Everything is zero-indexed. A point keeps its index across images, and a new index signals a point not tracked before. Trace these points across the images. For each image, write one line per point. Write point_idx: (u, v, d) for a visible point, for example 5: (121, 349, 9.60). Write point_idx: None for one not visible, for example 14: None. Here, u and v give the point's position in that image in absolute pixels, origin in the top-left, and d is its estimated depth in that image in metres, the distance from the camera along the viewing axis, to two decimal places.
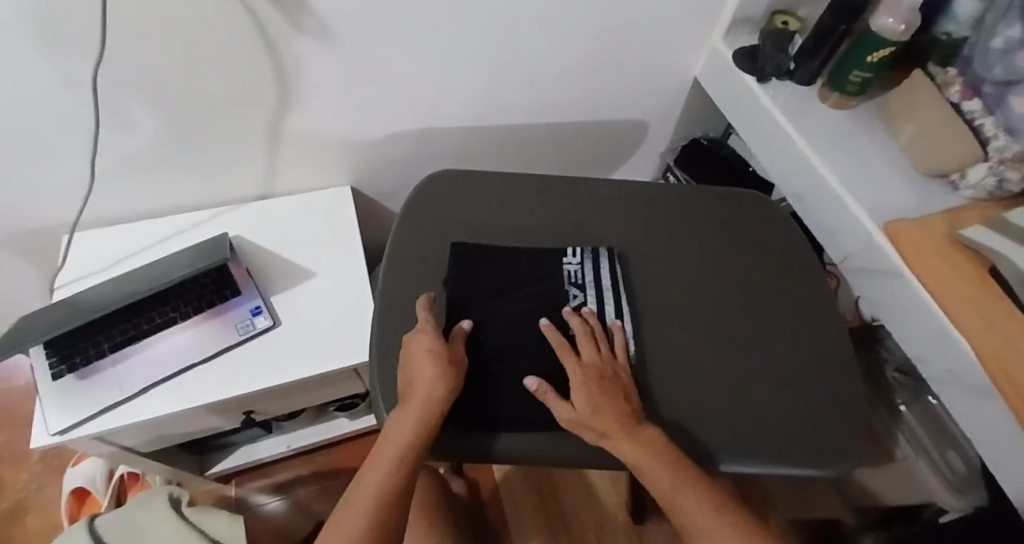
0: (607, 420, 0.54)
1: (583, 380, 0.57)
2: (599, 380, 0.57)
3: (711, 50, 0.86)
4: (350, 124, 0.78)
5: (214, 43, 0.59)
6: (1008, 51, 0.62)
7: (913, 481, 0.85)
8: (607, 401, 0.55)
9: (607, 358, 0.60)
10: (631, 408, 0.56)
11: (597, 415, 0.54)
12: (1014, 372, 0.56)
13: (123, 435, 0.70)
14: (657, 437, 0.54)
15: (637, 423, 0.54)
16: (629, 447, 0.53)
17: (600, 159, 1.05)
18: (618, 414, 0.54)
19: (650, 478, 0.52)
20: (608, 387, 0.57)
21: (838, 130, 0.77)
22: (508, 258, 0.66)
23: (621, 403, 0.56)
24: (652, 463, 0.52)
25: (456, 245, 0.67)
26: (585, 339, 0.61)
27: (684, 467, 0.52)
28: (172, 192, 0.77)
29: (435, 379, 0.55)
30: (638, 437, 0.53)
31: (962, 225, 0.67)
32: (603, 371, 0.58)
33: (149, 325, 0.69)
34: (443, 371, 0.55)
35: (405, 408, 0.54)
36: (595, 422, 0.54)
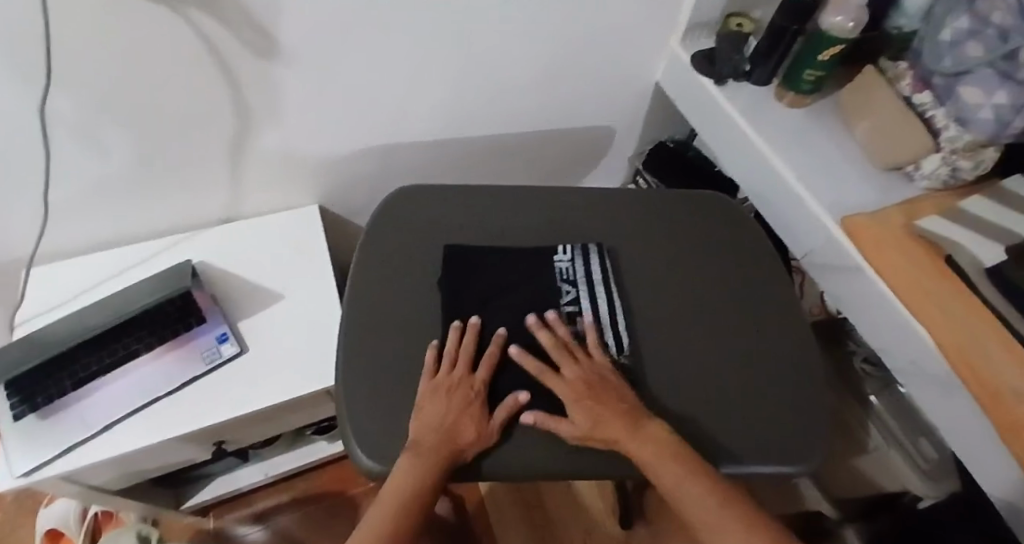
0: (609, 427, 0.55)
1: (575, 396, 0.57)
2: (591, 389, 0.57)
3: (670, 53, 0.87)
4: (313, 143, 0.77)
5: (167, 70, 0.58)
6: (958, 41, 0.63)
7: (888, 472, 0.87)
8: (605, 410, 0.56)
9: (587, 365, 0.60)
10: (630, 408, 0.56)
11: (600, 426, 0.55)
12: (977, 356, 0.58)
13: (93, 474, 0.68)
14: (661, 432, 0.54)
15: (637, 423, 0.55)
16: (634, 448, 0.53)
17: (569, 166, 1.06)
18: (618, 419, 0.55)
19: (657, 475, 0.52)
20: (602, 395, 0.57)
21: (796, 129, 0.78)
22: (493, 261, 0.67)
23: (618, 404, 0.56)
24: (657, 460, 0.52)
25: (448, 248, 0.68)
26: (552, 348, 0.60)
27: (690, 459, 0.53)
28: (133, 220, 0.76)
29: (456, 429, 0.55)
30: (641, 436, 0.54)
31: (918, 216, 0.68)
32: (592, 382, 0.58)
33: (112, 359, 0.67)
34: (464, 420, 0.56)
35: (426, 447, 0.54)
36: (597, 432, 0.55)
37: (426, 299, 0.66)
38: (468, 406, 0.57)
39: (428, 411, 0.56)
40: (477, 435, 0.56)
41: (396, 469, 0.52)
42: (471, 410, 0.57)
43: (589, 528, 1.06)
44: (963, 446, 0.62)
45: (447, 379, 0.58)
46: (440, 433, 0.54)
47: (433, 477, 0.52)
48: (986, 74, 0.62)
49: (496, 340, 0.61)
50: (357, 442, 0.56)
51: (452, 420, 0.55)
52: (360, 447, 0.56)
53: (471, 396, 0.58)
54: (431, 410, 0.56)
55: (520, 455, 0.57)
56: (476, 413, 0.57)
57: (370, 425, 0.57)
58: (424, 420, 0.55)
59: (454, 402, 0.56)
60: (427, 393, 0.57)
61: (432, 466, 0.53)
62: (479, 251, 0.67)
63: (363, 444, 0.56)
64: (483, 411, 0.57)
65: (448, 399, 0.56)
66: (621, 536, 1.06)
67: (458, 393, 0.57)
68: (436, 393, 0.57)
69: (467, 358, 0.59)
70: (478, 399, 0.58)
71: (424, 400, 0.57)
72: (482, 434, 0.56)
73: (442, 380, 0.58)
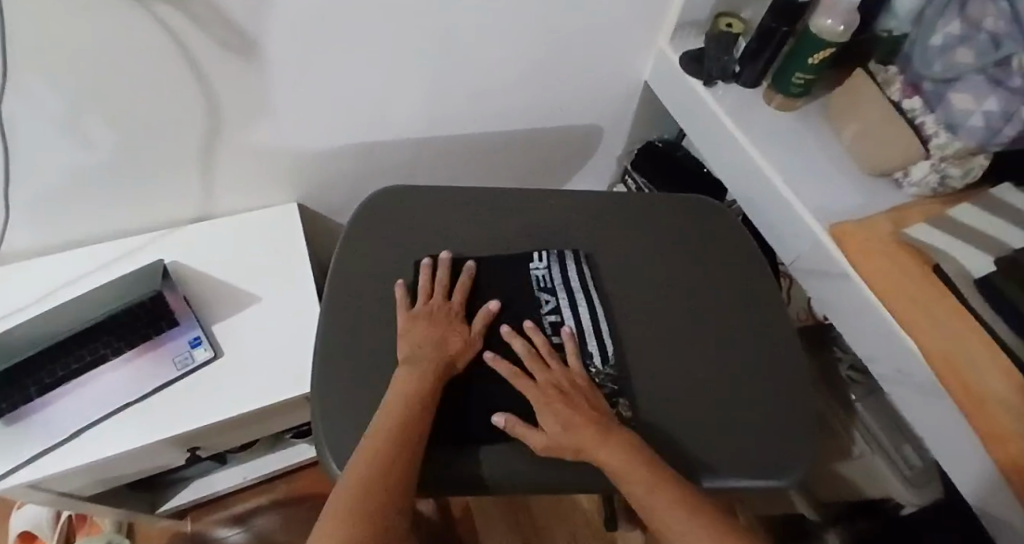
0: (580, 432, 0.53)
1: (544, 400, 0.55)
2: (562, 395, 0.56)
3: (658, 52, 0.85)
4: (290, 140, 0.75)
5: (134, 63, 0.56)
6: (948, 46, 0.63)
7: (873, 477, 0.85)
8: (575, 415, 0.54)
9: (560, 372, 0.58)
10: (603, 416, 0.54)
11: (570, 432, 0.53)
12: (963, 369, 0.57)
13: (64, 481, 0.66)
14: (629, 438, 0.52)
15: (608, 428, 0.53)
16: (603, 454, 0.51)
17: (555, 166, 1.04)
18: (589, 424, 0.53)
19: (622, 483, 0.50)
20: (575, 401, 0.55)
21: (784, 132, 0.77)
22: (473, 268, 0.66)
23: (590, 411, 0.54)
24: (625, 469, 0.50)
25: (419, 259, 0.66)
26: (529, 363, 0.58)
27: (658, 468, 0.51)
28: (104, 220, 0.74)
29: (443, 343, 0.59)
30: (610, 442, 0.52)
31: (905, 225, 0.67)
32: (565, 389, 0.57)
33: (79, 364, 0.65)
34: (445, 333, 0.60)
35: (418, 361, 0.56)
36: (568, 438, 0.53)
37: (402, 306, 0.64)
38: (449, 325, 0.61)
39: (413, 334, 0.59)
40: (464, 345, 0.59)
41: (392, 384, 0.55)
42: (454, 328, 0.60)
43: (575, 531, 1.06)
44: (946, 458, 0.62)
45: (426, 308, 0.61)
46: (429, 350, 0.57)
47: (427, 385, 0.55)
48: (978, 79, 0.62)
49: (445, 265, 0.65)
50: (331, 454, 0.55)
51: (438, 336, 0.59)
52: (332, 459, 0.54)
53: (450, 317, 0.61)
54: (416, 332, 0.59)
55: (496, 465, 0.56)
56: (459, 330, 0.61)
57: (343, 435, 0.55)
58: (410, 341, 0.58)
59: (433, 322, 0.60)
60: (408, 321, 0.60)
61: (427, 375, 0.55)
62: (456, 260, 0.66)
63: (335, 455, 0.55)
64: (466, 327, 0.61)
65: (430, 323, 0.60)
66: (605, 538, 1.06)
67: (438, 317, 0.61)
68: (417, 320, 0.60)
69: (442, 289, 0.63)
70: (458, 317, 0.62)
71: (406, 327, 0.60)
72: (469, 344, 0.60)
73: (421, 309, 0.61)
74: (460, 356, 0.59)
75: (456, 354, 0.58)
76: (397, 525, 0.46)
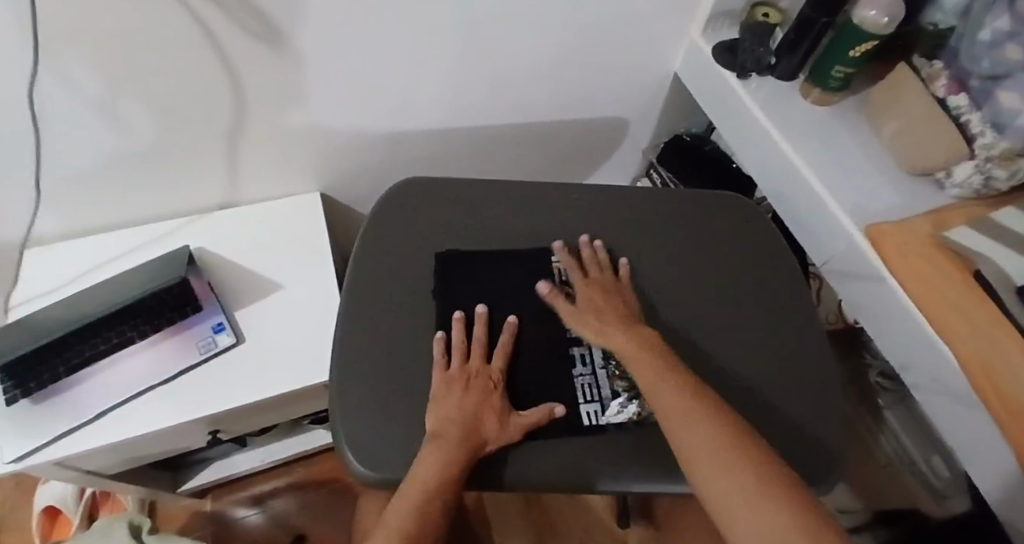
0: (604, 316, 0.59)
1: (587, 288, 0.62)
2: (605, 291, 0.62)
3: (690, 43, 0.83)
4: (314, 128, 0.75)
5: (162, 50, 0.55)
6: (996, 43, 0.60)
7: (898, 487, 0.84)
8: (608, 306, 0.60)
9: (612, 280, 0.64)
10: (634, 318, 0.60)
11: (598, 313, 0.60)
12: (1003, 382, 0.55)
13: (90, 460, 0.68)
14: (653, 336, 0.57)
15: (636, 324, 0.58)
16: (618, 337, 0.57)
17: (580, 159, 1.03)
18: (619, 317, 0.59)
19: (633, 367, 0.54)
20: (613, 298, 0.61)
21: (820, 127, 0.74)
22: (495, 262, 0.65)
23: (625, 311, 0.60)
24: (637, 352, 0.55)
25: (439, 253, 0.65)
26: (569, 267, 0.65)
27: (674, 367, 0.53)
28: (131, 204, 0.75)
29: (478, 415, 0.55)
30: (635, 332, 0.57)
31: (946, 226, 0.64)
32: (608, 287, 0.63)
33: (106, 345, 0.66)
34: (482, 409, 0.55)
35: (446, 440, 0.52)
36: (592, 319, 0.59)
37: (421, 298, 0.63)
38: (487, 396, 0.56)
39: (446, 403, 0.55)
40: (500, 426, 0.55)
41: (417, 465, 0.51)
42: (490, 401, 0.56)
43: (589, 526, 1.05)
44: (979, 471, 0.60)
45: (462, 372, 0.57)
46: (463, 423, 0.54)
47: (458, 460, 0.52)
48: None
49: (484, 322, 0.60)
50: (348, 442, 0.55)
51: (472, 411, 0.55)
52: (349, 448, 0.54)
53: (491, 389, 0.57)
54: (451, 402, 0.55)
55: (517, 462, 0.56)
56: (496, 404, 0.56)
57: (360, 424, 0.55)
58: (442, 413, 0.54)
59: (471, 392, 0.56)
60: (441, 387, 0.56)
61: (454, 456, 0.51)
62: (477, 252, 0.66)
63: (352, 443, 0.55)
64: (504, 401, 0.56)
65: (465, 389, 0.56)
66: (618, 535, 1.05)
67: (476, 385, 0.56)
68: (451, 387, 0.56)
69: (480, 350, 0.59)
70: (497, 389, 0.57)
71: (439, 394, 0.56)
72: (505, 424, 0.55)
73: (457, 372, 0.57)
74: (493, 440, 0.54)
75: (487, 435, 0.54)
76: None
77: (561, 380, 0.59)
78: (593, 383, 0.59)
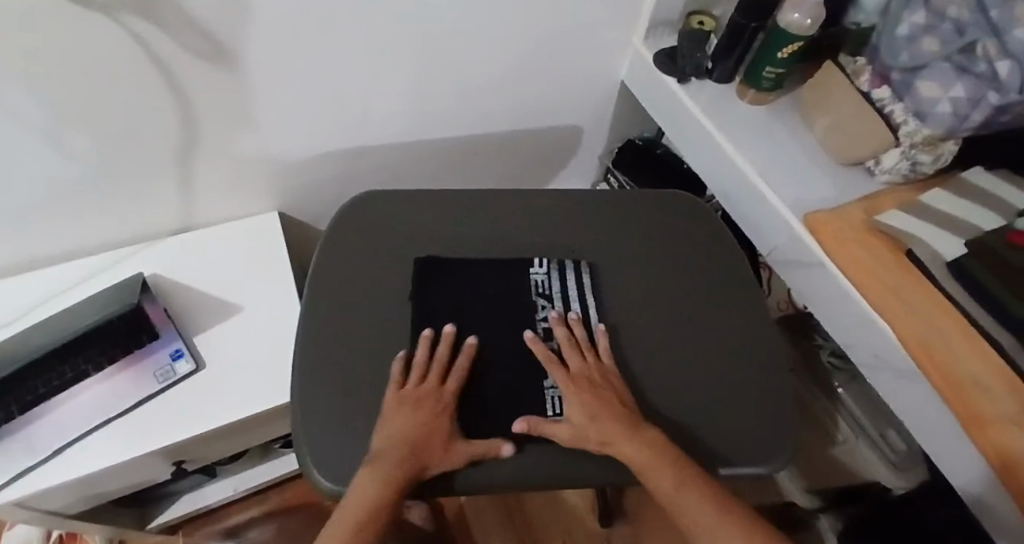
0: (603, 427, 0.54)
1: (575, 389, 0.57)
2: (592, 388, 0.57)
3: (632, 50, 0.86)
4: (267, 148, 0.75)
5: (104, 76, 0.56)
6: (914, 36, 0.64)
7: (856, 463, 0.86)
8: (603, 407, 0.55)
9: (595, 364, 0.60)
10: (631, 411, 0.55)
11: (595, 423, 0.54)
12: (940, 355, 0.58)
13: (50, 498, 0.66)
14: (658, 438, 0.53)
15: (638, 424, 0.54)
16: (630, 447, 0.52)
17: (537, 168, 1.05)
18: (617, 417, 0.54)
19: (651, 481, 0.51)
20: (602, 393, 0.57)
21: (759, 125, 0.78)
22: (468, 271, 0.66)
23: (619, 406, 0.55)
24: (654, 462, 0.51)
25: (418, 259, 0.67)
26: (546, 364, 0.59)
27: (688, 466, 0.51)
28: (82, 235, 0.74)
29: (425, 440, 0.54)
30: (640, 437, 0.53)
31: (880, 211, 0.68)
32: (595, 380, 0.58)
33: (61, 380, 0.65)
34: (428, 434, 0.54)
35: (385, 462, 0.52)
36: (593, 429, 0.54)
37: (383, 311, 0.64)
38: (436, 419, 0.56)
39: (394, 423, 0.54)
40: (445, 450, 0.54)
41: (354, 487, 0.51)
42: (439, 424, 0.55)
43: (570, 529, 1.06)
44: (926, 440, 0.63)
45: (415, 390, 0.57)
46: (408, 444, 0.53)
47: (397, 483, 0.51)
48: (942, 68, 0.63)
49: (448, 342, 0.60)
50: (310, 457, 0.55)
51: (419, 433, 0.54)
52: (311, 462, 0.55)
53: (440, 412, 0.56)
54: (400, 422, 0.54)
55: (481, 467, 0.55)
56: (443, 427, 0.55)
57: (322, 437, 0.56)
58: (388, 433, 0.54)
59: (420, 414, 0.55)
60: (393, 404, 0.56)
61: (395, 479, 0.51)
62: (453, 263, 0.66)
63: (315, 458, 0.55)
64: (452, 426, 0.56)
65: (416, 410, 0.55)
66: (601, 536, 1.06)
67: (426, 406, 0.56)
68: (401, 406, 0.56)
69: (437, 371, 0.58)
70: (447, 413, 0.56)
71: (389, 412, 0.55)
72: (450, 450, 0.54)
73: (411, 391, 0.57)
74: (437, 463, 0.53)
75: (430, 459, 0.53)
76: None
77: (529, 389, 0.59)
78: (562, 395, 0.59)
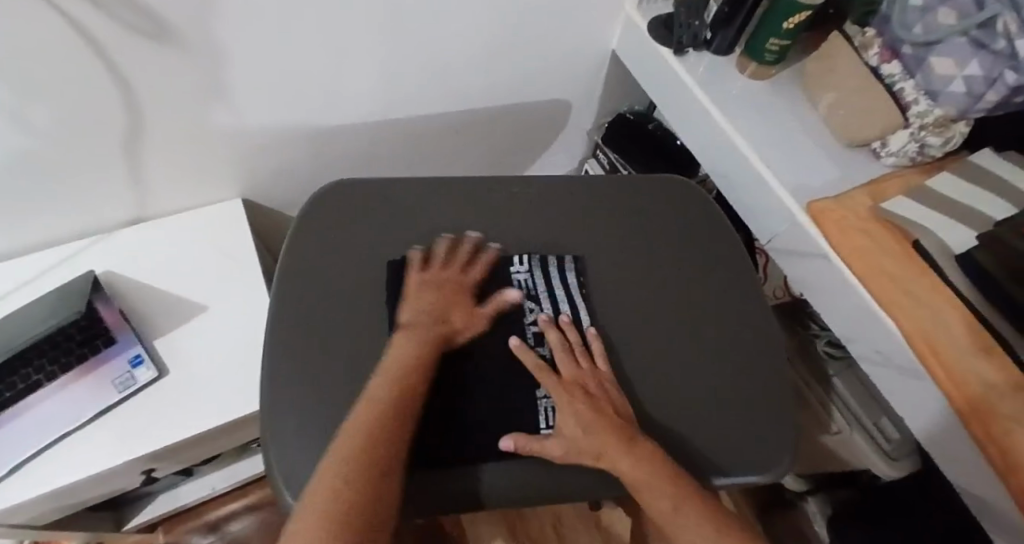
0: (600, 439, 0.50)
1: (568, 398, 0.53)
2: (585, 396, 0.53)
3: (625, 18, 0.80)
4: (225, 130, 0.68)
5: (29, 55, 0.49)
6: (929, 9, 0.59)
7: (850, 452, 0.83)
8: (599, 418, 0.52)
9: (589, 371, 0.56)
10: (627, 422, 0.52)
11: (590, 436, 0.51)
12: (948, 354, 0.55)
13: (11, 516, 0.61)
14: (656, 451, 0.50)
15: (633, 437, 0.51)
16: (627, 463, 0.49)
17: (521, 147, 0.99)
18: (613, 429, 0.51)
19: (647, 499, 0.48)
20: (598, 403, 0.53)
21: (759, 101, 0.73)
22: (452, 269, 0.62)
23: (615, 417, 0.52)
24: (651, 479, 0.48)
25: (392, 263, 0.61)
26: (538, 372, 0.55)
27: (684, 482, 0.49)
28: (27, 230, 0.67)
29: (447, 313, 0.57)
30: (637, 452, 0.50)
31: (883, 198, 0.64)
32: (588, 387, 0.55)
33: (11, 392, 0.61)
34: (452, 306, 0.58)
35: (419, 330, 0.55)
36: (588, 442, 0.51)
37: (359, 314, 0.59)
38: (457, 297, 0.59)
39: (419, 300, 0.58)
40: (467, 319, 0.58)
41: (390, 350, 0.54)
42: (460, 301, 0.59)
43: (560, 513, 1.05)
44: (927, 437, 0.61)
45: (437, 276, 0.60)
46: (432, 316, 0.56)
47: (429, 347, 0.54)
48: (959, 43, 0.58)
49: (472, 242, 0.63)
50: (281, 475, 0.51)
51: (439, 308, 0.57)
52: (285, 485, 0.50)
53: (460, 290, 0.60)
54: (422, 299, 0.58)
55: (470, 482, 0.52)
56: (464, 304, 0.59)
57: (296, 457, 0.51)
58: (410, 310, 0.57)
59: (441, 294, 0.59)
60: (415, 287, 0.59)
61: (424, 343, 0.54)
62: (431, 258, 0.62)
63: (289, 478, 0.50)
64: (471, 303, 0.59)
65: (438, 291, 0.59)
66: (590, 519, 1.05)
67: (447, 288, 0.59)
68: (427, 288, 0.59)
69: (460, 261, 0.62)
70: (467, 292, 0.60)
71: (412, 293, 0.59)
72: (472, 318, 0.58)
73: (432, 276, 0.60)
74: (460, 330, 0.57)
75: (455, 327, 0.57)
76: (388, 492, 0.45)
77: (519, 397, 0.55)
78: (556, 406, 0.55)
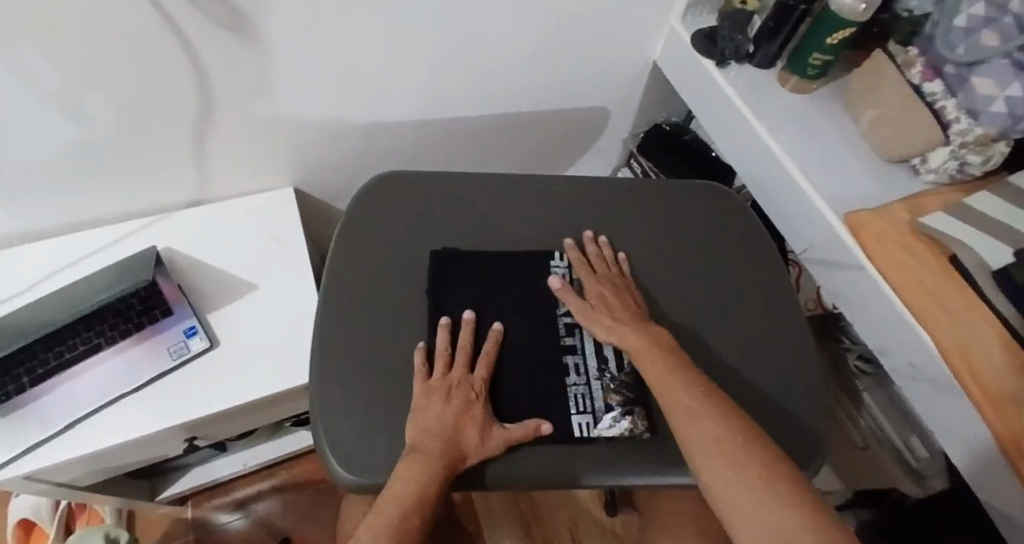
0: (617, 314, 0.59)
1: (597, 283, 0.62)
2: (613, 286, 0.62)
3: (669, 31, 0.82)
4: (283, 121, 0.72)
5: (117, 40, 0.52)
6: (972, 29, 0.60)
7: (881, 468, 0.86)
8: (619, 303, 0.60)
9: (617, 274, 0.65)
10: (644, 316, 0.60)
11: (610, 308, 0.60)
12: (981, 368, 0.56)
13: (61, 471, 0.64)
14: (661, 334, 0.57)
15: (645, 322, 0.58)
16: (632, 334, 0.56)
17: (558, 152, 1.02)
18: (631, 314, 0.59)
19: (643, 361, 0.54)
20: (621, 294, 0.62)
21: (800, 115, 0.74)
22: (483, 261, 0.64)
23: (635, 308, 0.60)
24: (649, 346, 0.55)
25: (433, 251, 0.64)
26: (576, 262, 0.65)
27: (677, 356, 0.54)
28: (95, 204, 0.72)
29: (460, 433, 0.53)
30: (646, 329, 0.57)
31: (921, 212, 0.65)
32: (616, 283, 0.63)
33: (72, 354, 0.64)
34: (466, 422, 0.54)
35: (427, 453, 0.51)
36: (609, 313, 0.59)
37: (404, 297, 0.62)
38: (468, 406, 0.55)
39: (429, 414, 0.53)
40: (480, 439, 0.53)
41: (396, 475, 0.50)
42: (472, 412, 0.54)
43: (576, 518, 1.06)
44: (958, 453, 0.61)
45: (444, 380, 0.55)
46: (444, 437, 0.52)
47: (439, 477, 0.50)
48: (1001, 64, 0.59)
49: (470, 326, 0.59)
50: (327, 445, 0.53)
51: (450, 426, 0.53)
52: (332, 454, 0.53)
53: (472, 399, 0.55)
54: (431, 412, 0.54)
55: (503, 463, 0.54)
56: (477, 415, 0.54)
57: (340, 430, 0.54)
58: (418, 425, 0.53)
59: (451, 408, 0.54)
60: (422, 396, 0.55)
61: (431, 476, 0.50)
62: (468, 251, 0.65)
63: (334, 449, 0.53)
64: (485, 412, 0.55)
65: (445, 401, 0.54)
66: (606, 526, 1.05)
67: (456, 394, 0.55)
68: (432, 397, 0.54)
69: (463, 357, 0.57)
70: (479, 399, 0.55)
71: (421, 405, 0.54)
72: (486, 436, 0.53)
73: (438, 382, 0.55)
74: (472, 453, 0.53)
75: (467, 448, 0.53)
76: None
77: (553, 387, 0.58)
78: (587, 393, 0.58)
